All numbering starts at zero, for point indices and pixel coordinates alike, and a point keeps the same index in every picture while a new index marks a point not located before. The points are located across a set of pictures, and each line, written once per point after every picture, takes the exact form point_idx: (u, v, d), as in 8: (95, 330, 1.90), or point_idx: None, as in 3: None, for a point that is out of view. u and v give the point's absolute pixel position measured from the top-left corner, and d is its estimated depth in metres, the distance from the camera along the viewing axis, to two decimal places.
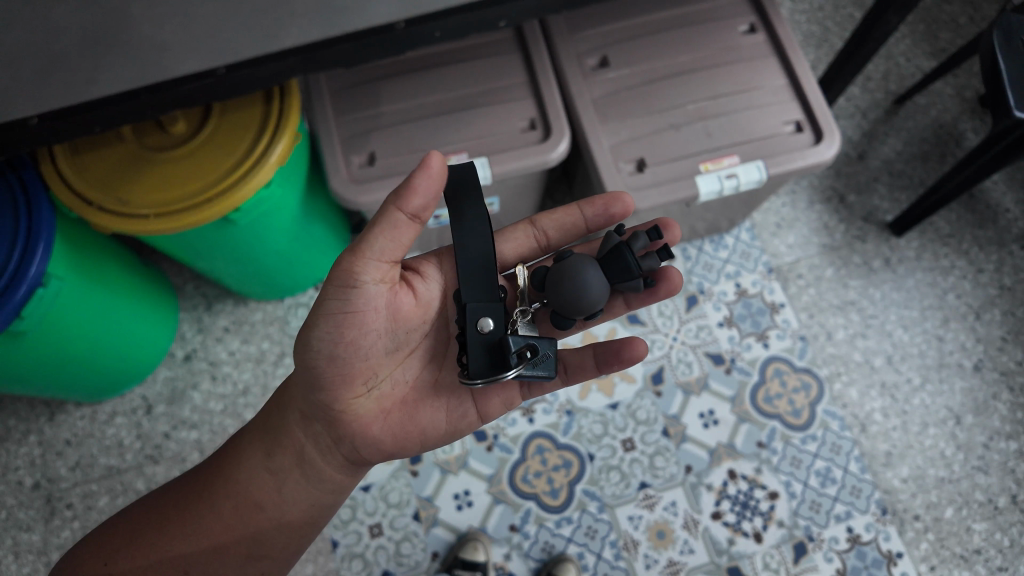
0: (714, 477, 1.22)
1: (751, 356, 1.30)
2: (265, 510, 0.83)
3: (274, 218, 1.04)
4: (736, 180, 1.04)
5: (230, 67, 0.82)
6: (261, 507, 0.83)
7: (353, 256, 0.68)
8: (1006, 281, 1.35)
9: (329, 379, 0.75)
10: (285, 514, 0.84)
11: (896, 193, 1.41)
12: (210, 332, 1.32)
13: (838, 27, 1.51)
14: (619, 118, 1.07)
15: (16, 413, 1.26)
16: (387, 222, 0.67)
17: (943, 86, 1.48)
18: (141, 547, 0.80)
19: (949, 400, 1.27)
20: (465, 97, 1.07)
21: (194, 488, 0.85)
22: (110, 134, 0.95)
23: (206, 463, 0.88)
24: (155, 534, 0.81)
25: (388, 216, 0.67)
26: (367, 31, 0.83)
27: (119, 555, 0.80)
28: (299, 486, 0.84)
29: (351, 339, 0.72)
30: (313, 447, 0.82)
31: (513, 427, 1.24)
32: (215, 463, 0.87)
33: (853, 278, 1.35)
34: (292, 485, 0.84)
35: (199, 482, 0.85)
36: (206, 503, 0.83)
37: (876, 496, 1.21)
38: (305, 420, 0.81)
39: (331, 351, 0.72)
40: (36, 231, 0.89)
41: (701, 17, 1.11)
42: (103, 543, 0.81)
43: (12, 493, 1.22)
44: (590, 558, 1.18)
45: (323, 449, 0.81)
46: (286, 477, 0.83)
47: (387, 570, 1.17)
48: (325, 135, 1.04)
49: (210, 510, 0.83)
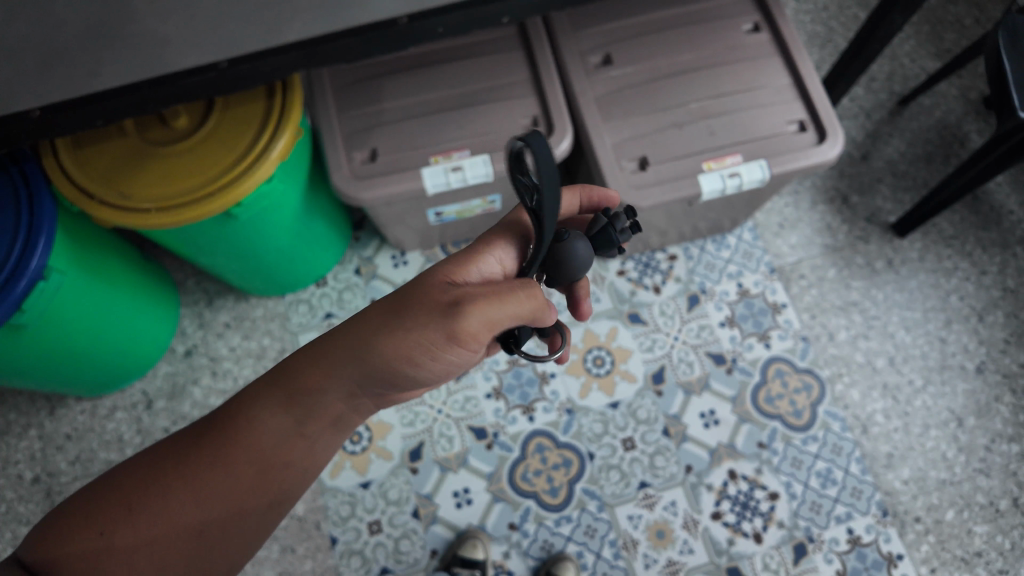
0: (714, 477, 1.22)
1: (753, 356, 1.29)
2: (296, 469, 0.73)
3: (275, 214, 1.04)
4: (738, 179, 1.04)
5: (231, 61, 0.81)
6: (291, 467, 0.72)
7: (486, 331, 0.64)
8: (1010, 283, 1.34)
9: (414, 384, 0.72)
10: (316, 465, 0.75)
11: (900, 195, 1.40)
12: (210, 328, 1.32)
13: (842, 27, 1.51)
14: (622, 116, 1.07)
15: (16, 407, 1.26)
16: (511, 299, 0.63)
17: (948, 87, 1.48)
18: (149, 517, 0.67)
19: (951, 402, 1.26)
20: (467, 94, 1.07)
21: (192, 452, 0.70)
22: (112, 129, 0.95)
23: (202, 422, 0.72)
24: (165, 505, 0.68)
25: (527, 315, 0.65)
26: (369, 27, 0.82)
27: (123, 527, 0.66)
28: (333, 438, 0.75)
29: (452, 369, 0.71)
30: (358, 407, 0.74)
31: (513, 425, 1.25)
32: (219, 427, 0.71)
33: (856, 279, 1.35)
34: (325, 439, 0.74)
35: (198, 447, 0.70)
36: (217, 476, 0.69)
37: (877, 498, 1.20)
38: (354, 396, 0.71)
39: (433, 378, 0.71)
40: (37, 224, 0.89)
41: (705, 16, 1.11)
42: (97, 513, 0.67)
43: (12, 487, 1.22)
44: (589, 557, 1.17)
45: (371, 406, 0.75)
46: (320, 436, 0.73)
47: (385, 567, 1.17)
48: (327, 131, 1.04)
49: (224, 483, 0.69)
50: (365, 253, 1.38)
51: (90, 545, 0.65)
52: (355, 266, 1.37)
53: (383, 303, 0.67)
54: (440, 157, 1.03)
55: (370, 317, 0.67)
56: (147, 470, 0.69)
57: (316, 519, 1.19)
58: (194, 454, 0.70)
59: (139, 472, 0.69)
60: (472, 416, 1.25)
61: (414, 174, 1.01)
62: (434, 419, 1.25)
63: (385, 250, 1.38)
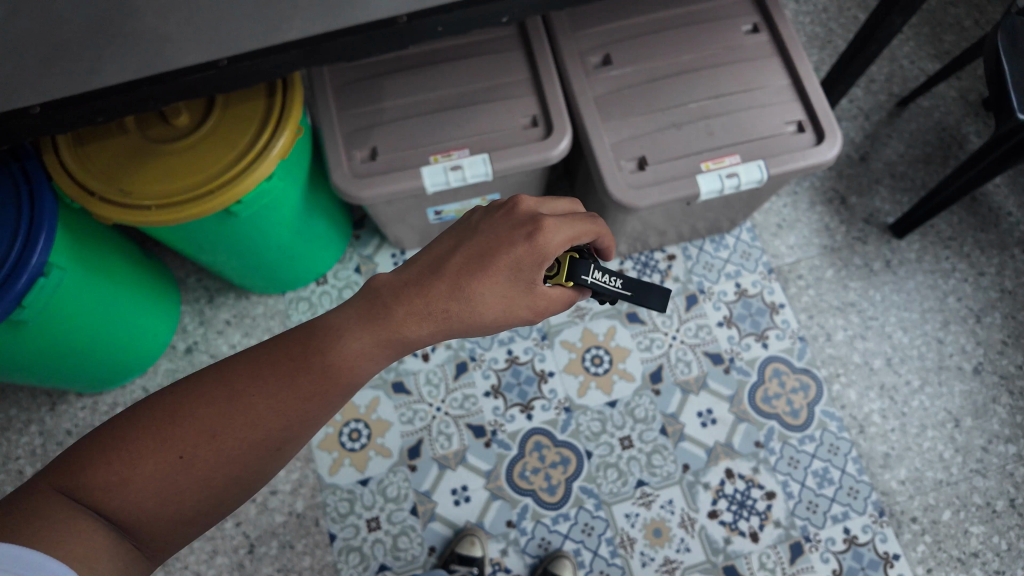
0: (712, 476, 1.22)
1: (751, 356, 1.30)
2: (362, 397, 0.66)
3: (274, 213, 1.04)
4: (737, 180, 1.04)
5: (231, 59, 0.81)
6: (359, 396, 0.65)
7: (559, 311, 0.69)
8: (1008, 284, 1.35)
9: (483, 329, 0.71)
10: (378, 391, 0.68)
11: (898, 196, 1.41)
12: (211, 325, 1.33)
13: (841, 29, 1.51)
14: (621, 116, 1.07)
15: (17, 403, 1.27)
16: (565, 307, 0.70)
17: (947, 89, 1.48)
18: (226, 440, 0.57)
19: (948, 402, 1.27)
20: (467, 94, 1.07)
21: (285, 378, 0.61)
22: (114, 126, 0.95)
23: (274, 346, 0.63)
24: (245, 428, 0.58)
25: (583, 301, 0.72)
26: (369, 25, 0.83)
27: (197, 448, 0.56)
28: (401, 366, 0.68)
29: None
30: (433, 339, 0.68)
31: (511, 424, 1.25)
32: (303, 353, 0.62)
33: (853, 279, 1.35)
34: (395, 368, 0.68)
35: (293, 373, 0.61)
36: (311, 407, 0.61)
37: (873, 498, 1.21)
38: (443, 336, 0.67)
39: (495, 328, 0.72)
40: (38, 220, 0.90)
41: (704, 17, 1.12)
42: (166, 431, 0.56)
43: (12, 482, 1.22)
44: (586, 555, 1.18)
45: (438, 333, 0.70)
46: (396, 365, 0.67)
47: (384, 564, 1.17)
48: (328, 129, 1.04)
49: (316, 416, 0.61)
50: (365, 252, 1.38)
51: (159, 464, 0.55)
52: (355, 265, 1.37)
53: (495, 280, 0.64)
54: (439, 156, 1.04)
55: (490, 287, 0.64)
56: (229, 387, 0.59)
57: (315, 516, 1.20)
58: (289, 379, 0.61)
59: (220, 389, 0.59)
60: (471, 414, 1.26)
61: (413, 173, 1.02)
62: (432, 416, 1.26)
63: (385, 249, 1.39)
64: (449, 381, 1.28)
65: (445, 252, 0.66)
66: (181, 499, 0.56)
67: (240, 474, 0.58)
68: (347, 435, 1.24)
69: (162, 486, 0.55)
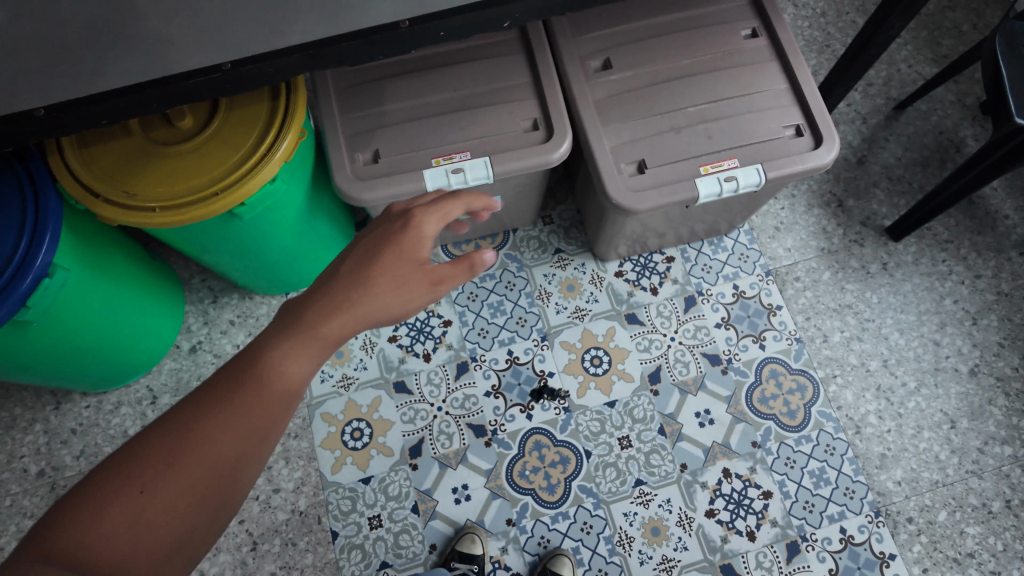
0: (709, 476, 1.23)
1: (748, 357, 1.31)
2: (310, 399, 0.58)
3: (277, 214, 1.06)
4: (735, 183, 1.05)
5: (235, 63, 0.83)
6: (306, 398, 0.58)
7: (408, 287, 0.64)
8: (1004, 286, 1.36)
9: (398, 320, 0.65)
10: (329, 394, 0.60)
11: (895, 199, 1.42)
12: (215, 325, 1.34)
13: (840, 33, 1.52)
14: (620, 120, 1.09)
15: (22, 401, 1.29)
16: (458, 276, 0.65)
17: (944, 93, 1.49)
18: (173, 472, 0.50)
19: (944, 403, 1.28)
20: (468, 97, 1.09)
21: (225, 393, 0.54)
22: (118, 128, 0.97)
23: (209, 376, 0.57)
24: (187, 454, 0.51)
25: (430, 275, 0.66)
26: (372, 30, 0.84)
27: (150, 487, 0.49)
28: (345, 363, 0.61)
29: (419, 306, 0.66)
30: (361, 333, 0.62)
31: (511, 423, 1.27)
32: (233, 370, 0.56)
33: (850, 281, 1.36)
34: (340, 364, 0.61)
35: (234, 388, 0.55)
36: (265, 420, 0.54)
37: (869, 498, 1.22)
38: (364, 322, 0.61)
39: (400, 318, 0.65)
40: (43, 222, 0.91)
41: (702, 22, 1.13)
42: (112, 482, 0.49)
43: (17, 480, 1.24)
44: (585, 553, 1.19)
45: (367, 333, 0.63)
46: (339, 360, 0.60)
47: (385, 561, 1.19)
48: (331, 132, 1.06)
49: (272, 428, 0.55)
50: None
51: (118, 516, 0.48)
52: None
53: (374, 261, 0.63)
54: (441, 158, 1.05)
55: (381, 266, 0.63)
56: (173, 421, 0.53)
57: (317, 513, 1.21)
58: (228, 393, 0.54)
59: (163, 425, 0.52)
60: (471, 414, 1.27)
61: (415, 176, 1.03)
62: (433, 416, 1.27)
63: None
64: (450, 381, 1.30)
65: (338, 260, 0.65)
66: (152, 548, 0.48)
67: (201, 500, 0.51)
68: (349, 434, 1.26)
69: (128, 536, 0.48)
